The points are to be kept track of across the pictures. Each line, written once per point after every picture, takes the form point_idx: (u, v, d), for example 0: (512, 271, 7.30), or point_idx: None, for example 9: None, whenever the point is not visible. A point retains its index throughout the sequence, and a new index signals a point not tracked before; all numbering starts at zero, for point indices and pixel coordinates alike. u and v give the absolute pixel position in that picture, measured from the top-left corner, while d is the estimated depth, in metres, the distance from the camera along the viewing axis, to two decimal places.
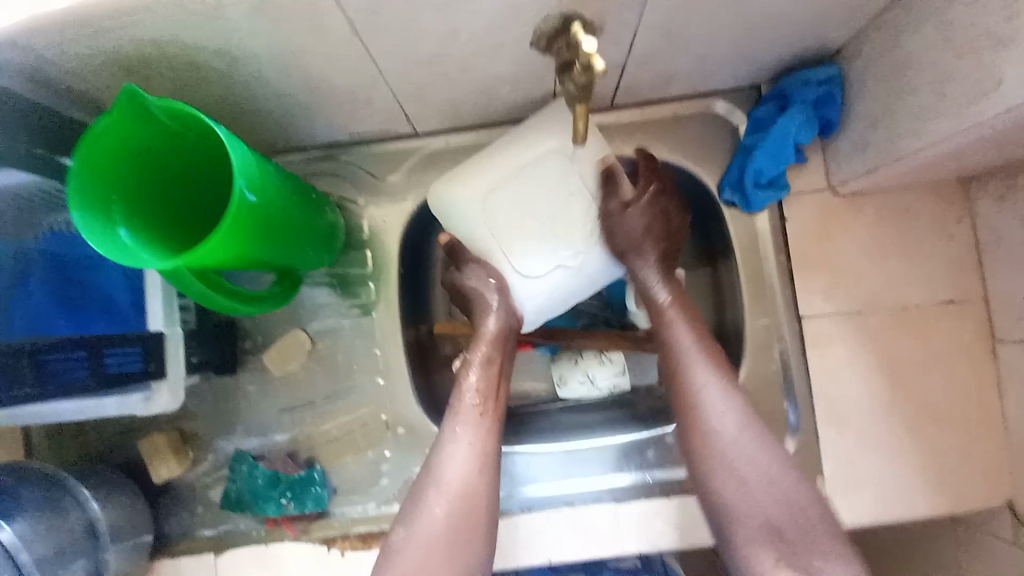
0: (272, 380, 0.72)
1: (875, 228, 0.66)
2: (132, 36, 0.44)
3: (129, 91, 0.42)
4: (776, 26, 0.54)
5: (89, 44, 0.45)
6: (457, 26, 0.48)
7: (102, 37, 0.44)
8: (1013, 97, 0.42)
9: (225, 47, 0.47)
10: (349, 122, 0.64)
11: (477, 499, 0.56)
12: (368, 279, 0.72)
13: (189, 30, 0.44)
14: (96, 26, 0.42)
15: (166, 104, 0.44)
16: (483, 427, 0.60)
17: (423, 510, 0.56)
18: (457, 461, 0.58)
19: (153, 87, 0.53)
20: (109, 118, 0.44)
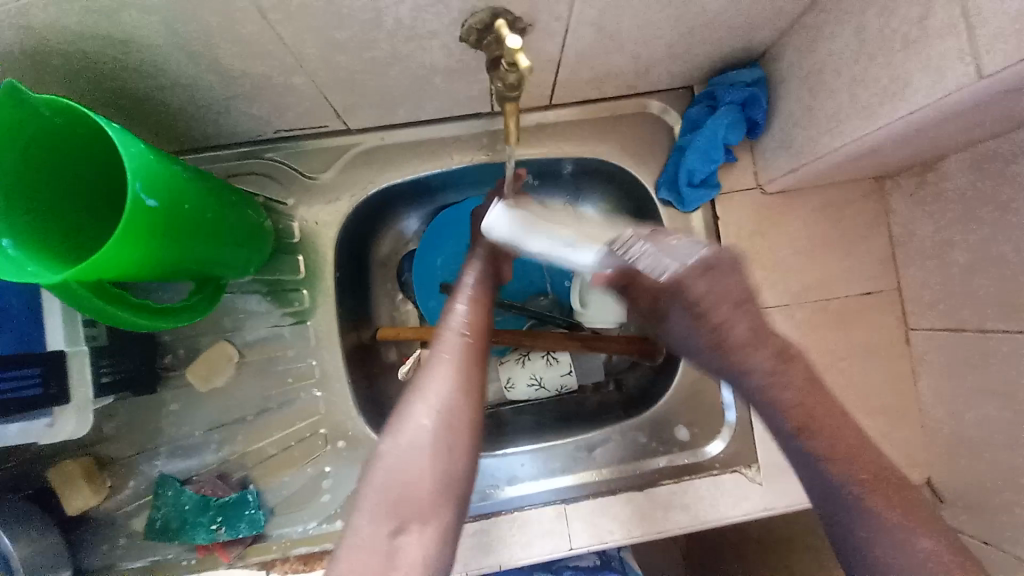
0: (198, 397, 0.67)
1: (801, 225, 0.70)
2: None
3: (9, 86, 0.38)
4: (706, 25, 0.55)
5: None
6: (383, 11, 0.45)
7: None
8: (919, 95, 0.45)
9: (113, 29, 0.43)
10: (274, 117, 0.60)
11: (461, 420, 0.50)
12: (301, 285, 0.69)
13: (67, 9, 0.40)
14: None
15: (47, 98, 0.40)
16: (466, 348, 0.54)
17: (406, 425, 0.49)
18: (441, 381, 0.51)
19: (35, 76, 0.47)
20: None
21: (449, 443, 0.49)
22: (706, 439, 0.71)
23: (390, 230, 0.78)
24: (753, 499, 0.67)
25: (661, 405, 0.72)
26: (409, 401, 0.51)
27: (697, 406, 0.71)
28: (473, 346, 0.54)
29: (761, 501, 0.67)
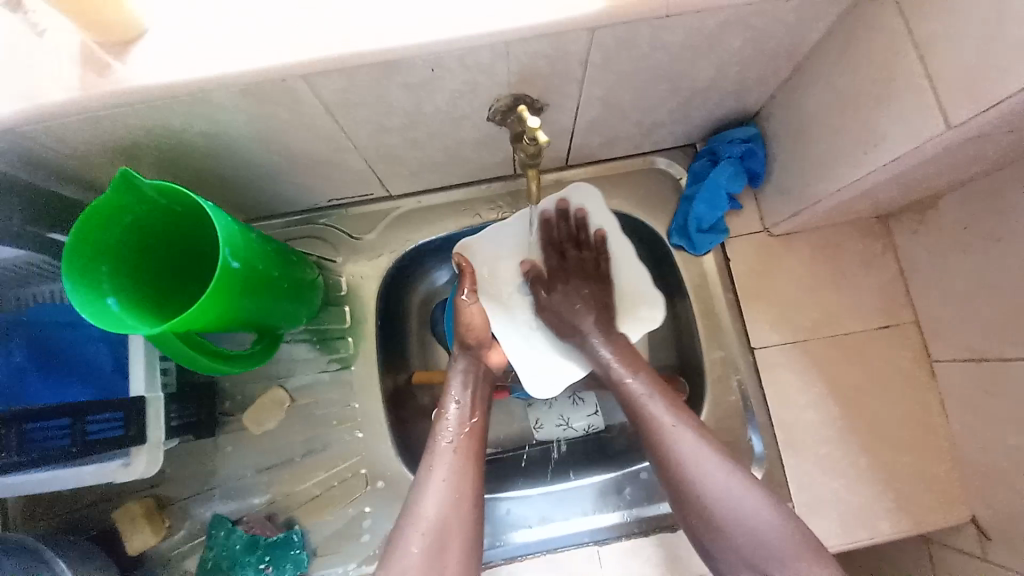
0: (249, 440, 0.72)
1: (810, 263, 0.73)
2: (126, 120, 0.50)
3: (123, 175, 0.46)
4: (700, 95, 0.63)
5: (86, 127, 0.50)
6: (425, 102, 0.54)
7: (100, 121, 0.49)
8: (897, 147, 0.50)
9: (210, 126, 0.53)
10: (328, 188, 0.70)
11: (451, 531, 0.56)
12: (346, 333, 0.76)
13: (178, 114, 0.50)
14: (94, 112, 0.47)
15: (156, 184, 0.48)
16: (460, 471, 0.60)
17: (399, 548, 0.54)
18: (433, 499, 0.57)
19: (143, 164, 0.58)
20: (100, 199, 0.48)
21: (456, 545, 0.55)
22: None
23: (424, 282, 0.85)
24: None
25: None
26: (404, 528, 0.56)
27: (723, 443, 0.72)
28: (466, 463, 0.61)
29: None
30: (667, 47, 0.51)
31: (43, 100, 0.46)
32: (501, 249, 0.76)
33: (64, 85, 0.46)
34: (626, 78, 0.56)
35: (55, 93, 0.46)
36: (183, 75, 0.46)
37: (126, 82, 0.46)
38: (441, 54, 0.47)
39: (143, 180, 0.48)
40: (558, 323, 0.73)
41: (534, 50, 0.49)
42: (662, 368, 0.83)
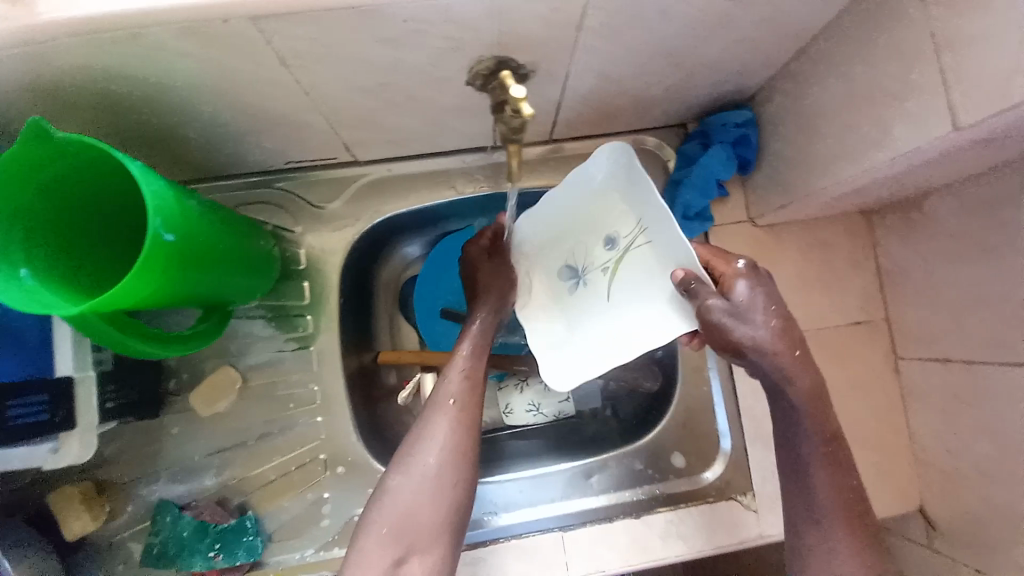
0: (198, 421, 0.67)
1: (793, 257, 0.72)
2: (40, 61, 0.41)
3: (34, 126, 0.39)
4: (699, 73, 0.58)
5: None
6: (396, 60, 0.48)
7: (10, 60, 0.41)
8: (898, 146, 0.48)
9: (145, 72, 0.45)
10: (285, 149, 0.63)
11: (449, 478, 0.52)
12: (306, 310, 0.70)
13: (105, 55, 0.42)
14: (4, 49, 0.39)
15: (77, 137, 0.41)
16: (465, 409, 0.55)
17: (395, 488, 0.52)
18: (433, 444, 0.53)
19: (65, 113, 0.49)
20: (6, 153, 0.40)
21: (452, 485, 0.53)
22: (703, 464, 0.72)
23: (395, 255, 0.80)
24: (748, 524, 0.69)
25: (659, 430, 0.73)
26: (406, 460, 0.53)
27: (693, 432, 0.73)
28: (470, 404, 0.56)
29: (757, 526, 0.69)
30: (670, 18, 0.46)
31: None
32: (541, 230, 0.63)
33: None
34: (623, 49, 0.50)
35: None
36: (107, 8, 0.38)
37: (47, 13, 0.38)
38: (417, 5, 0.40)
39: (60, 133, 0.41)
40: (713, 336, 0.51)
41: (523, 8, 0.42)
42: None
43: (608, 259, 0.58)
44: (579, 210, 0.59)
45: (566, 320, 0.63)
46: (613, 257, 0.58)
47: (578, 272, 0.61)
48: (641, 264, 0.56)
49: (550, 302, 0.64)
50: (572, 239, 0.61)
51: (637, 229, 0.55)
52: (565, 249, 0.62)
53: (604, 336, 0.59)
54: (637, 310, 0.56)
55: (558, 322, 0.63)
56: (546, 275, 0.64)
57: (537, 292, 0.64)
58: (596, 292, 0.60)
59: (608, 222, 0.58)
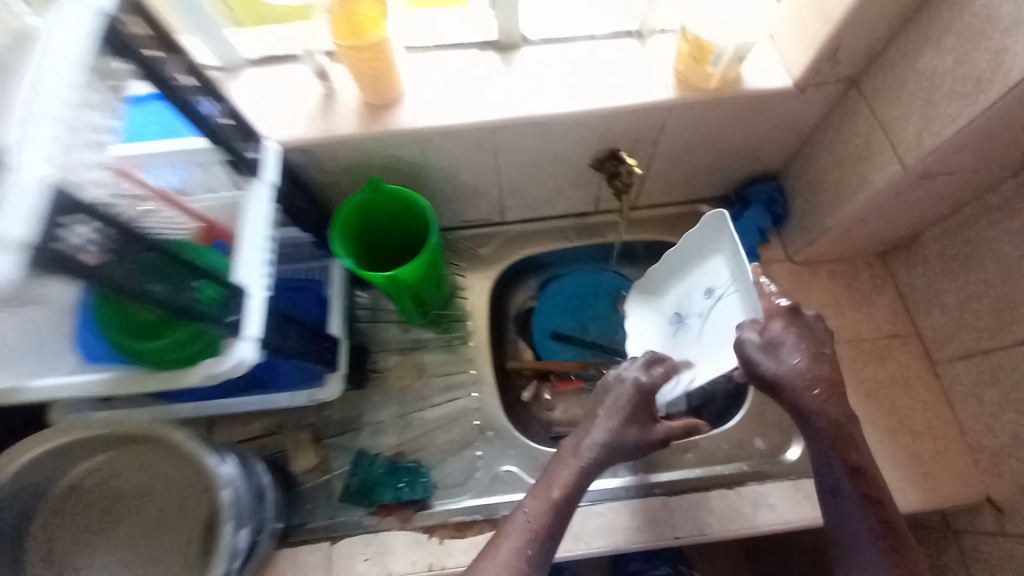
0: (389, 394, 0.92)
1: (827, 286, 0.96)
2: (370, 150, 0.77)
3: (374, 182, 0.73)
4: (735, 157, 0.90)
5: (345, 156, 0.77)
6: (553, 152, 0.83)
7: (358, 151, 0.76)
8: (876, 187, 0.75)
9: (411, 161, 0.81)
10: (465, 211, 0.98)
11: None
12: (465, 319, 0.99)
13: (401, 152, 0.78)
14: (361, 142, 0.74)
15: (392, 188, 0.74)
16: (548, 524, 0.63)
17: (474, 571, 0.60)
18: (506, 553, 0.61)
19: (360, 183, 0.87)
20: (358, 193, 0.74)
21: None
22: (781, 449, 0.87)
23: (517, 293, 1.09)
24: None
25: (740, 420, 0.89)
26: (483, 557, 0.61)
27: (768, 422, 0.89)
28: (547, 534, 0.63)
29: None
30: (715, 123, 0.80)
31: (333, 131, 0.73)
32: (667, 277, 0.87)
33: (349, 123, 0.73)
34: (687, 142, 0.84)
35: (344, 127, 0.73)
36: (420, 123, 0.74)
37: (389, 125, 0.73)
38: (576, 121, 0.76)
39: (384, 185, 0.74)
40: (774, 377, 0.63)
41: (631, 121, 0.77)
42: None
43: (703, 308, 0.77)
44: (687, 268, 0.81)
45: (665, 342, 0.87)
46: (705, 306, 0.76)
47: (681, 315, 0.83)
48: (725, 315, 0.71)
49: (648, 327, 0.91)
50: (687, 287, 0.82)
51: (726, 286, 0.71)
52: (675, 295, 0.86)
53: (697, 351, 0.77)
54: (715, 342, 0.73)
55: (649, 342, 0.90)
56: (659, 305, 0.91)
57: (655, 319, 0.91)
58: (693, 328, 0.79)
59: (706, 276, 0.77)
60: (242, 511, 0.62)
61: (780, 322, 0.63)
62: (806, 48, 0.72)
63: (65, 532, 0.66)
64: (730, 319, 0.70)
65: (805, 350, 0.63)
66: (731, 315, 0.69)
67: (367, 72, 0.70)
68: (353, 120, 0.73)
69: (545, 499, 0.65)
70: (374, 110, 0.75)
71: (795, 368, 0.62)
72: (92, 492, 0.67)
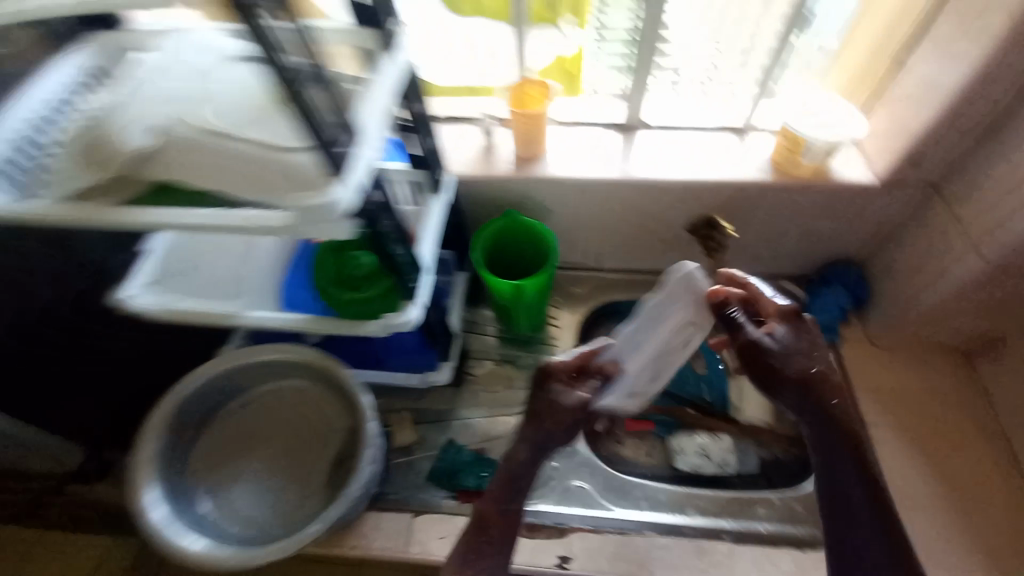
0: (481, 397, 1.05)
1: (908, 372, 1.00)
2: (511, 189, 0.96)
3: (512, 214, 0.93)
4: (820, 239, 1.02)
5: (491, 192, 0.97)
6: (657, 214, 0.99)
7: (503, 190, 0.97)
8: (958, 279, 0.84)
9: (540, 204, 1.00)
10: (569, 253, 1.14)
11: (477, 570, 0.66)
12: (553, 344, 1.11)
13: (534, 195, 0.98)
14: (510, 183, 0.95)
15: (524, 220, 0.93)
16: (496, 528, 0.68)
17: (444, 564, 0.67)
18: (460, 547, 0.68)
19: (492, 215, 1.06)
20: (499, 219, 0.93)
21: None
22: None
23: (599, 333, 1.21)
24: None
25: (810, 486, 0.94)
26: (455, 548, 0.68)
27: None
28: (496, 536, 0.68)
29: None
30: (804, 205, 0.93)
31: (491, 171, 0.94)
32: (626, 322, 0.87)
33: (505, 167, 0.95)
34: (777, 219, 0.97)
35: (500, 170, 0.94)
36: (558, 172, 0.93)
37: (535, 172, 0.94)
38: (684, 188, 0.92)
39: (519, 217, 0.93)
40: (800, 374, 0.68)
41: (730, 194, 0.92)
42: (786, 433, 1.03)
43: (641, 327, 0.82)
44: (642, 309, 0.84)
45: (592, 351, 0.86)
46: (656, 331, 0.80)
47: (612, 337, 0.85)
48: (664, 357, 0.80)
49: None
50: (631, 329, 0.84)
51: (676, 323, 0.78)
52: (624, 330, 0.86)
53: (639, 388, 0.83)
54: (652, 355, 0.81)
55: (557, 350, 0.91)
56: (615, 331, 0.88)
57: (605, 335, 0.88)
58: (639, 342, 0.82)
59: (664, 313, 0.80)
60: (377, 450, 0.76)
61: (783, 328, 0.69)
62: (891, 156, 0.85)
63: (217, 450, 0.80)
64: (669, 358, 0.80)
65: (801, 343, 0.69)
66: (673, 357, 0.79)
67: (529, 133, 0.91)
68: (506, 167, 0.95)
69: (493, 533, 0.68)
70: (525, 162, 0.95)
71: (801, 373, 0.68)
72: (255, 414, 0.83)
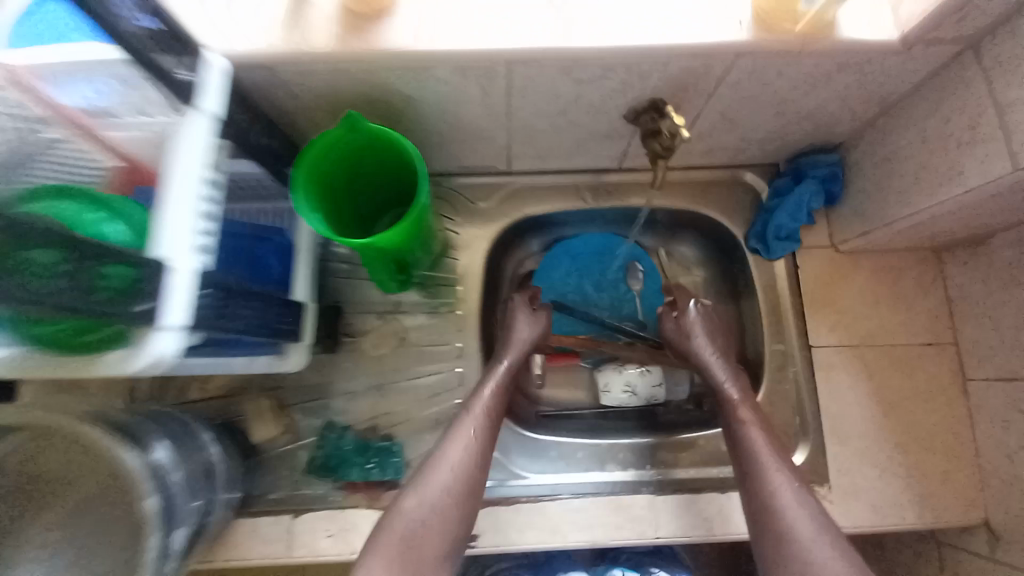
0: (363, 359, 0.85)
1: (871, 282, 0.82)
2: (349, 73, 0.59)
3: (350, 117, 0.57)
4: (799, 121, 0.74)
5: (316, 76, 0.60)
6: (582, 93, 0.65)
7: (334, 71, 0.59)
8: (969, 181, 0.60)
9: (403, 89, 0.63)
10: (465, 155, 0.82)
11: (459, 480, 0.67)
12: (453, 283, 0.88)
13: (388, 77, 0.60)
14: (344, 63, 0.58)
15: (373, 127, 0.58)
16: (472, 445, 0.70)
17: (434, 473, 0.67)
18: (446, 466, 0.67)
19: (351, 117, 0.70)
20: (328, 132, 0.59)
21: (448, 487, 0.66)
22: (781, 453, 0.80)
23: (516, 254, 0.97)
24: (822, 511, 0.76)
25: None
26: (438, 463, 0.68)
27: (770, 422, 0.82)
28: (480, 439, 0.71)
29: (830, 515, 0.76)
30: (788, 79, 0.63)
31: (306, 46, 0.56)
32: None
33: (321, 39, 0.56)
34: (747, 96, 0.66)
35: (316, 43, 0.56)
36: (415, 45, 0.57)
37: (379, 44, 0.56)
38: (612, 62, 0.59)
39: (365, 124, 0.59)
40: (698, 359, 0.78)
41: (683, 66, 0.60)
42: None
43: None
44: None
45: None
46: None
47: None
48: None
49: None
50: None
51: None
52: None
53: None
54: None
55: None
56: None
57: None
58: None
59: None
60: (171, 511, 0.59)
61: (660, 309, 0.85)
62: None
63: None
64: None
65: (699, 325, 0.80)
66: None
67: None
68: (328, 34, 0.57)
69: (475, 417, 0.72)
70: (359, 24, 0.57)
71: (689, 352, 0.79)
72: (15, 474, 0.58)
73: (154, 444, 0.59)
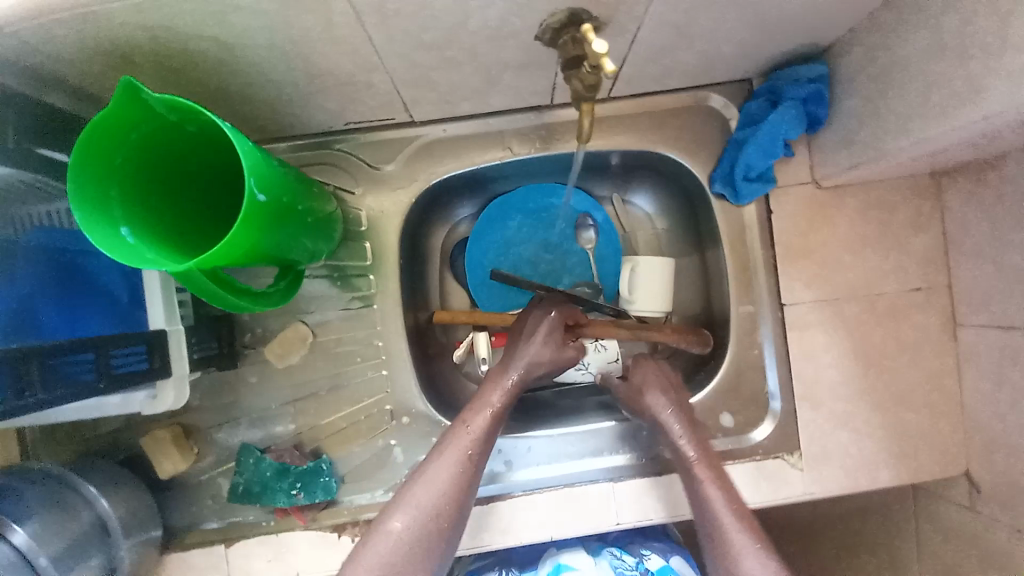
0: (272, 371, 0.73)
1: (857, 222, 0.69)
2: (114, 20, 0.40)
3: (125, 85, 0.39)
4: (774, 26, 0.56)
5: (67, 28, 0.41)
6: (469, 13, 0.46)
7: (90, 19, 0.40)
8: (996, 101, 0.45)
9: (211, 34, 0.44)
10: (346, 111, 0.63)
11: (446, 511, 0.57)
12: (367, 271, 0.74)
13: (176, 18, 0.41)
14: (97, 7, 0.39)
15: (162, 98, 0.41)
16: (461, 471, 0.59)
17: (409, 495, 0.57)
18: (430, 490, 0.57)
19: (164, 80, 0.50)
20: (102, 112, 0.41)
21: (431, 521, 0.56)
22: (750, 424, 0.73)
23: (443, 221, 0.81)
24: (793, 481, 0.70)
25: (708, 391, 0.74)
26: (417, 485, 0.58)
27: (737, 391, 0.74)
28: (471, 465, 0.60)
29: (801, 484, 0.70)
30: None
31: None
32: None
33: None
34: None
35: None
36: None
37: None
38: None
39: (151, 93, 0.41)
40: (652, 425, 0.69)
41: None
42: (687, 316, 0.82)
43: None
44: None
45: None
46: None
47: None
48: None
49: None
50: None
51: None
52: None
53: None
54: None
55: None
56: None
57: None
58: None
59: None
60: None
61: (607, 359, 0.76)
62: None
63: None
64: None
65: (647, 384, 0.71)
66: None
67: None
68: None
69: (461, 444, 0.61)
70: None
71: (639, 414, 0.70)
72: None
73: (8, 526, 0.51)
